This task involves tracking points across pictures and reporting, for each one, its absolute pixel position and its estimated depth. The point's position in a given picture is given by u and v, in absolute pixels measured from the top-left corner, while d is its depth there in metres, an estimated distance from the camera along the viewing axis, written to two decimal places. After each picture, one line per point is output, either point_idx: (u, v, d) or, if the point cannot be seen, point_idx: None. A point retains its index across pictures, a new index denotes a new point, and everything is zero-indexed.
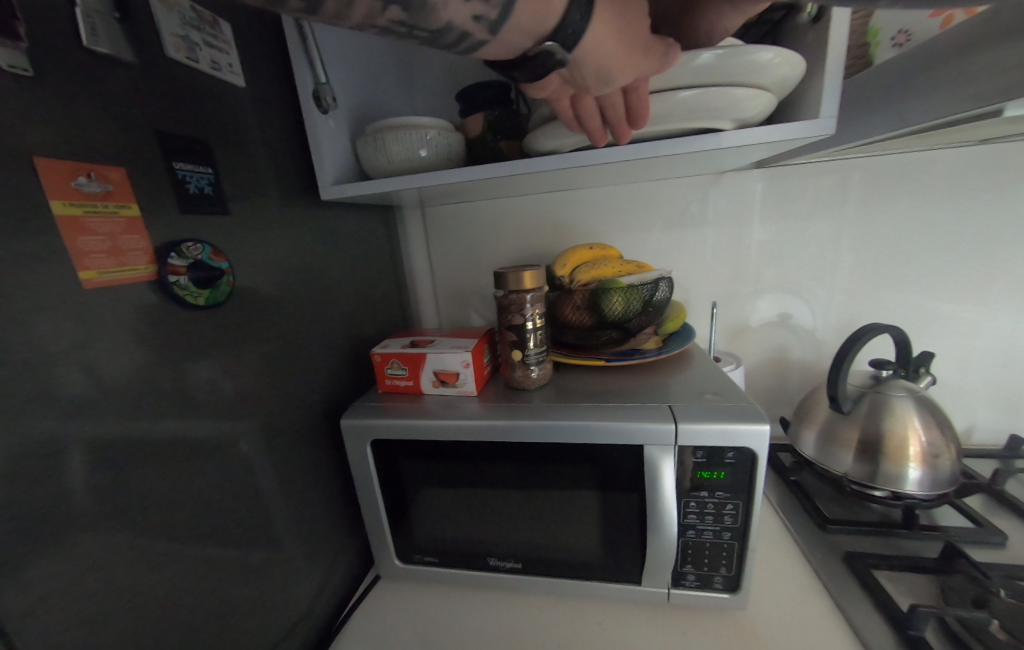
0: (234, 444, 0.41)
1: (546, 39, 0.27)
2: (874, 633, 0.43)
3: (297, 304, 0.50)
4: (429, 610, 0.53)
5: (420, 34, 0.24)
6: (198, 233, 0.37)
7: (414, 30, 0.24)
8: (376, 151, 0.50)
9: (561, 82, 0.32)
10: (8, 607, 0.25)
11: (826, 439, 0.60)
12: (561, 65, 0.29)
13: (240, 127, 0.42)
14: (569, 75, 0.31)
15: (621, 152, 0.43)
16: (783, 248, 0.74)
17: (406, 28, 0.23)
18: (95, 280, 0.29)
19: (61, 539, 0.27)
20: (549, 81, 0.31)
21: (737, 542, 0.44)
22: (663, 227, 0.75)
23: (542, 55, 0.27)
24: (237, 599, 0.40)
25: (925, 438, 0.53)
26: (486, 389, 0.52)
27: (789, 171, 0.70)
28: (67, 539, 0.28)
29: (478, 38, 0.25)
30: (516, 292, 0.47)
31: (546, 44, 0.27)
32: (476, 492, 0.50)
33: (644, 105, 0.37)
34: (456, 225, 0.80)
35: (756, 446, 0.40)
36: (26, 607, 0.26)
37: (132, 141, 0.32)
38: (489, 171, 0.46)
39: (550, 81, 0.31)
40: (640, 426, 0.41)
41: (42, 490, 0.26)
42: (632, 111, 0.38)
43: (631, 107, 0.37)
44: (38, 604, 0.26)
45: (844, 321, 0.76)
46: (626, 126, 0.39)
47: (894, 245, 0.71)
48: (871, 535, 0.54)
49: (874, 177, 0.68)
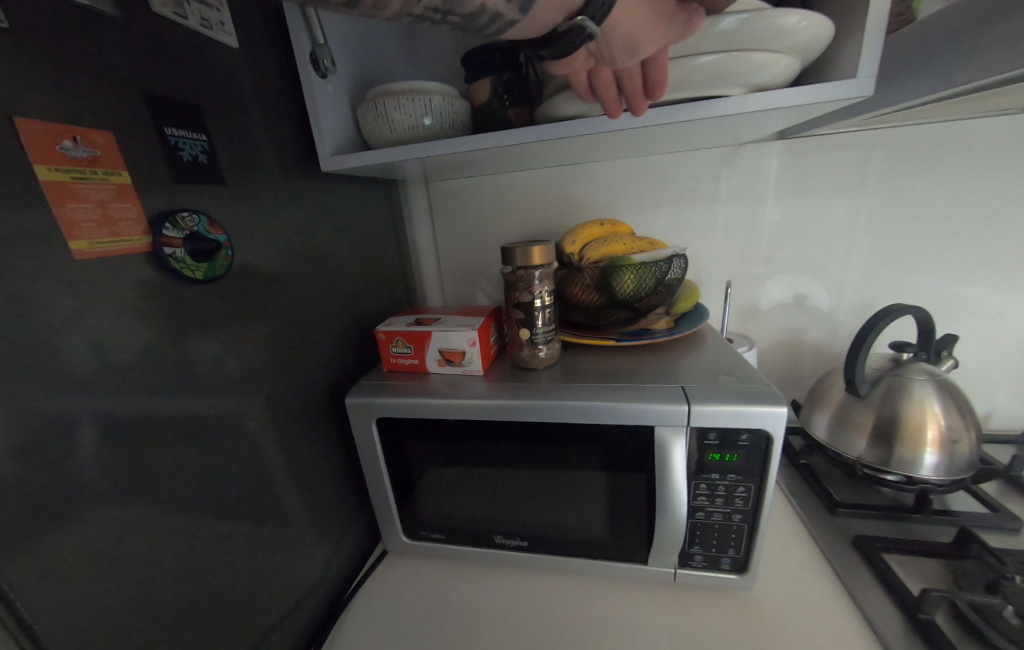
0: (239, 421, 0.40)
1: (577, 13, 0.27)
2: (882, 615, 0.43)
3: (300, 280, 0.49)
4: (436, 586, 0.53)
5: (454, 19, 0.24)
6: (194, 204, 0.35)
7: (448, 15, 0.24)
8: (378, 119, 0.48)
9: (586, 58, 0.32)
10: (18, 582, 0.25)
11: (840, 423, 0.58)
12: (591, 39, 0.28)
13: (234, 93, 0.40)
14: (596, 49, 0.31)
15: (643, 118, 0.40)
16: (803, 225, 0.70)
17: (440, 15, 0.24)
18: (87, 251, 0.28)
19: (69, 514, 0.27)
20: (575, 58, 0.31)
21: (746, 524, 0.44)
22: (677, 203, 0.72)
23: (572, 31, 0.27)
24: (246, 572, 0.40)
25: (945, 423, 0.52)
26: (492, 368, 0.51)
27: (812, 143, 0.66)
28: (77, 513, 0.27)
29: (508, 16, 0.25)
30: (524, 268, 0.45)
31: (578, 19, 0.27)
32: (482, 471, 0.49)
33: (662, 79, 0.35)
34: (461, 201, 0.78)
35: (772, 428, 0.39)
36: (36, 581, 0.26)
37: (120, 103, 0.30)
38: (496, 139, 0.43)
39: (576, 58, 0.31)
40: (651, 407, 0.40)
41: (47, 465, 0.26)
42: (650, 84, 0.35)
43: (649, 79, 0.35)
44: (49, 578, 0.26)
45: (862, 303, 0.73)
46: (643, 98, 0.37)
47: (921, 223, 0.67)
48: (881, 519, 0.54)
49: (904, 149, 0.64)
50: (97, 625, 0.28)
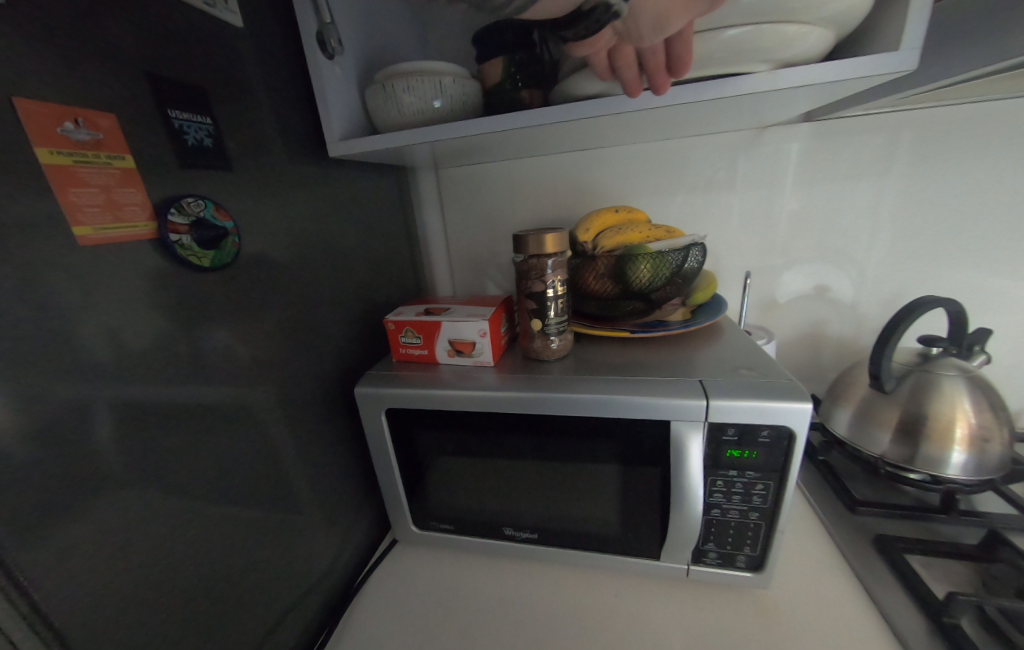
0: (251, 411, 0.40)
1: None
2: (904, 618, 0.41)
3: (310, 269, 0.48)
4: (446, 576, 0.54)
5: None
6: (201, 189, 0.35)
7: None
8: (387, 102, 0.46)
9: (611, 36, 0.31)
10: (34, 570, 0.25)
11: (862, 419, 0.56)
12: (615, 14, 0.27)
13: (240, 75, 0.39)
14: (622, 27, 0.30)
15: (666, 97, 0.37)
16: (827, 213, 0.67)
17: None
18: (91, 236, 0.28)
19: (84, 503, 0.27)
20: (600, 37, 0.31)
21: (764, 522, 0.42)
22: (695, 189, 0.69)
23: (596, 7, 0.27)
24: (259, 559, 0.41)
25: (975, 421, 0.49)
26: (503, 360, 0.50)
27: (839, 126, 0.63)
28: (91, 502, 0.27)
29: None
30: (537, 257, 0.44)
31: None
32: (492, 463, 0.49)
33: (687, 52, 0.33)
34: (472, 188, 0.77)
35: (796, 425, 0.37)
36: (52, 569, 0.26)
37: (123, 86, 0.29)
38: (509, 121, 0.41)
39: (600, 36, 0.31)
40: (667, 401, 0.39)
41: (60, 454, 0.26)
42: (674, 60, 0.33)
43: (674, 54, 0.33)
44: (65, 565, 0.26)
45: (888, 295, 0.70)
46: (667, 74, 0.34)
47: (955, 210, 0.64)
48: (904, 519, 0.52)
49: (940, 131, 0.60)
50: (113, 612, 0.29)
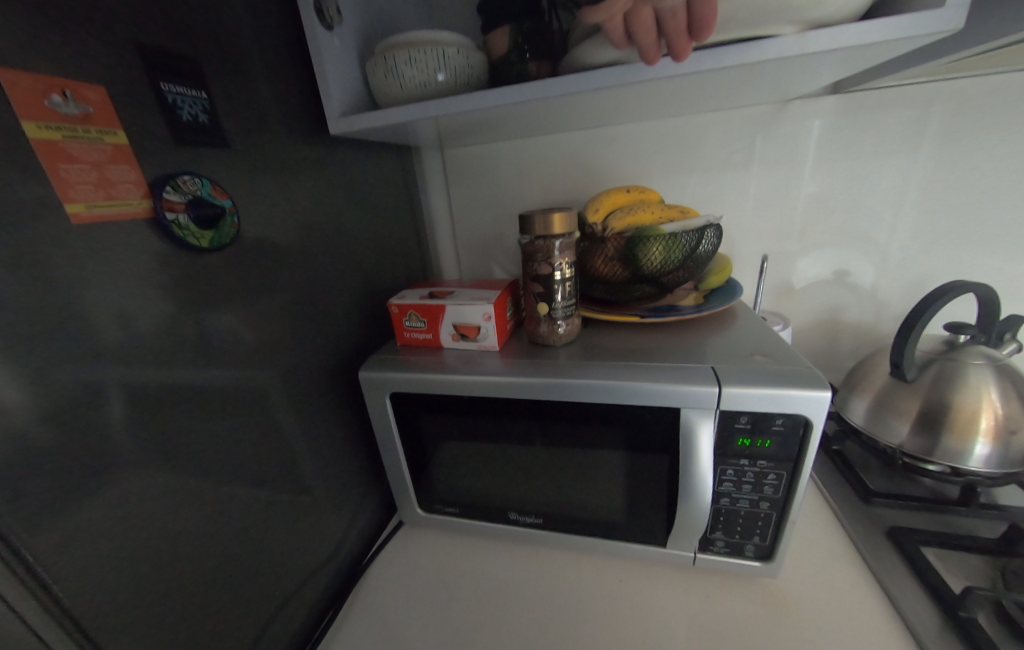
0: (256, 394, 0.40)
1: None
2: (917, 611, 0.40)
3: (313, 251, 0.47)
4: (451, 558, 0.54)
5: None
6: (197, 167, 0.34)
7: None
8: (389, 76, 0.44)
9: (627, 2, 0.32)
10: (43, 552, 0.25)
11: (880, 408, 0.54)
12: None
13: (235, 47, 0.37)
14: None
15: (686, 65, 0.35)
16: (850, 194, 0.64)
17: None
18: (84, 214, 0.27)
19: (92, 486, 0.27)
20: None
21: (775, 512, 0.41)
22: (709, 169, 0.66)
23: None
24: (267, 540, 0.41)
25: (1002, 412, 0.47)
26: (509, 344, 0.49)
27: (867, 99, 0.59)
28: (101, 484, 0.28)
29: None
30: (543, 238, 0.42)
31: None
32: (498, 449, 0.48)
33: (711, 16, 0.31)
34: (478, 169, 0.75)
35: (812, 414, 0.36)
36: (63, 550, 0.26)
37: (113, 57, 0.28)
38: (516, 93, 0.39)
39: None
40: (678, 388, 0.38)
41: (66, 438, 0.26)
42: (697, 22, 0.31)
43: (696, 16, 0.31)
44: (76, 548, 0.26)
45: (912, 281, 0.67)
46: (687, 39, 0.32)
47: (990, 190, 0.60)
48: (920, 511, 0.51)
49: (976, 104, 0.56)
50: (123, 591, 0.29)
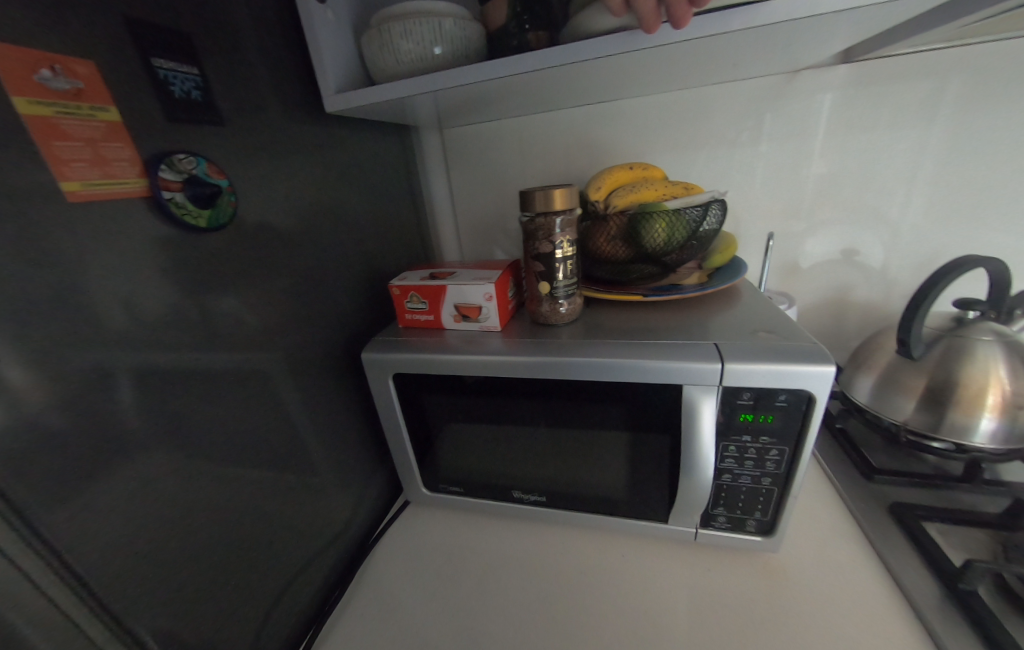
0: (261, 375, 0.40)
1: None
2: (918, 583, 0.41)
3: (313, 233, 0.47)
4: (457, 535, 0.56)
5: None
6: (191, 144, 0.33)
7: None
8: (385, 50, 0.43)
9: None
10: (60, 530, 0.25)
11: (885, 386, 0.54)
12: None
13: (226, 21, 0.36)
14: None
15: (686, 31, 0.34)
16: (862, 169, 0.62)
17: None
18: (81, 192, 0.26)
19: (104, 465, 0.27)
20: None
21: (776, 487, 0.42)
22: (717, 147, 0.65)
23: None
24: (275, 517, 0.42)
25: (1010, 388, 0.47)
26: (511, 324, 0.49)
27: (881, 69, 0.57)
28: (112, 463, 0.28)
29: None
30: (544, 216, 0.42)
31: None
32: (501, 428, 0.49)
33: None
34: (479, 149, 0.73)
35: (816, 389, 0.35)
36: (81, 529, 0.26)
37: (102, 31, 0.27)
38: (515, 63, 0.38)
39: None
40: (679, 364, 0.37)
41: (78, 418, 0.26)
42: None
43: None
44: (92, 526, 0.27)
45: (922, 258, 0.66)
46: (687, 4, 0.32)
47: (1009, 162, 0.58)
48: (923, 487, 0.51)
49: (996, 71, 0.54)
50: (138, 565, 0.30)
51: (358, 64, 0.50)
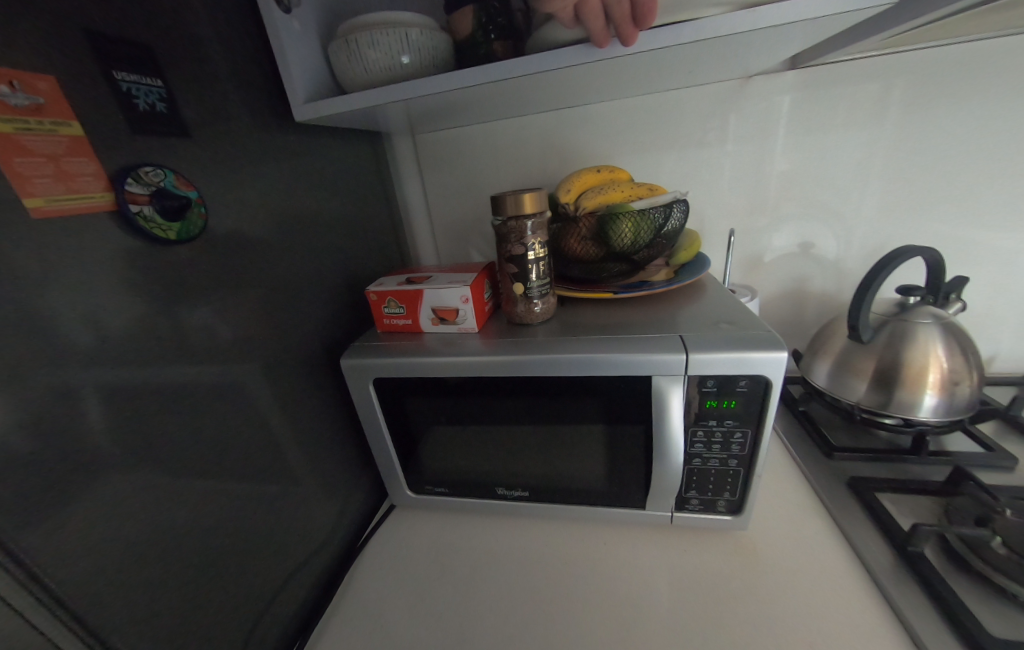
0: (238, 386, 0.40)
1: None
2: (873, 550, 0.44)
3: (286, 242, 0.47)
4: (443, 534, 0.56)
5: None
6: (158, 157, 0.33)
7: None
8: (353, 60, 0.44)
9: None
10: (37, 551, 0.25)
11: (840, 369, 0.58)
12: None
13: (189, 32, 0.36)
14: None
15: (635, 47, 0.36)
16: (814, 168, 0.67)
17: None
18: (45, 208, 0.26)
19: (81, 483, 0.27)
20: None
21: (742, 468, 0.44)
22: (680, 148, 0.68)
23: None
24: (258, 528, 0.42)
25: (946, 365, 0.51)
26: (488, 325, 0.50)
27: (828, 74, 0.61)
28: (89, 481, 0.28)
29: None
30: (516, 219, 0.43)
31: None
32: (482, 427, 0.50)
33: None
34: (452, 154, 0.74)
35: (772, 374, 0.38)
36: (57, 550, 0.26)
37: (61, 46, 0.27)
38: (482, 72, 0.39)
39: None
40: (648, 356, 0.40)
41: (51, 437, 0.26)
42: (639, 10, 0.33)
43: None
44: (68, 547, 0.27)
45: (870, 250, 0.71)
46: (633, 26, 0.34)
47: (942, 159, 0.63)
48: (877, 461, 0.55)
49: (928, 76, 0.59)
50: (118, 584, 0.29)
51: (327, 73, 0.50)
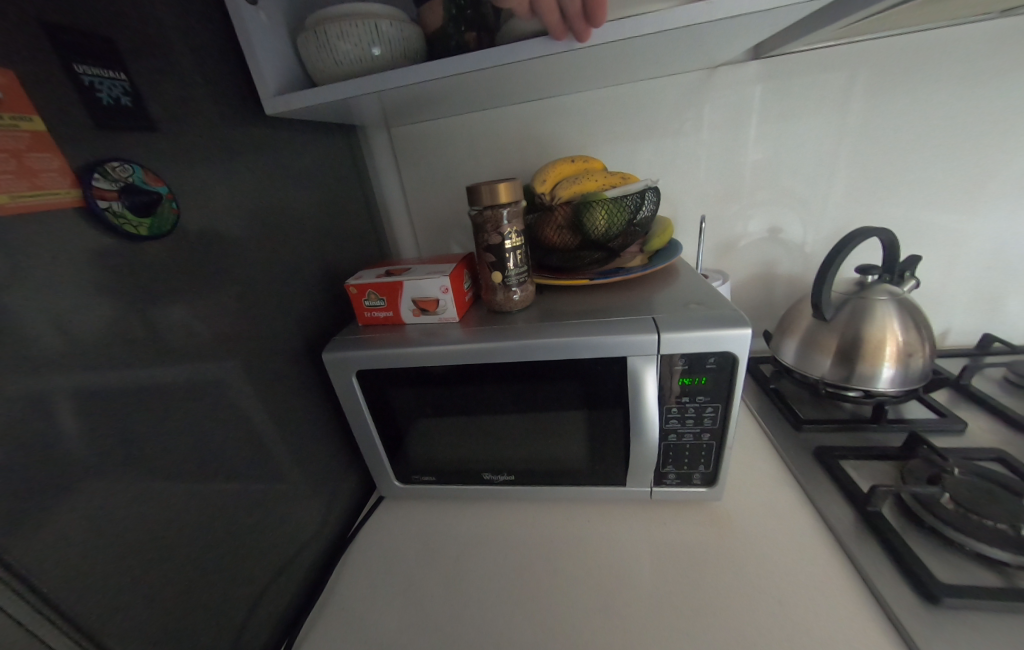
0: (219, 383, 0.40)
1: None
2: (836, 512, 0.47)
3: (262, 237, 0.47)
4: (432, 521, 0.57)
5: None
6: (124, 152, 0.33)
7: None
8: (324, 52, 0.44)
9: None
10: (21, 554, 0.25)
11: (807, 346, 0.61)
12: None
13: (151, 24, 0.36)
14: None
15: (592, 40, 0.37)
16: (779, 155, 0.69)
17: None
18: (10, 205, 0.26)
19: (64, 484, 0.27)
20: None
21: (714, 441, 0.47)
22: (652, 137, 0.70)
23: None
24: (245, 522, 0.42)
25: (901, 339, 0.55)
26: (468, 315, 0.51)
27: (789, 63, 0.63)
28: (73, 483, 0.28)
29: None
30: (492, 208, 0.44)
31: None
32: (466, 414, 0.51)
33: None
34: (428, 147, 0.74)
35: (738, 350, 0.40)
36: (43, 551, 0.26)
37: (19, 39, 0.26)
38: (454, 63, 0.39)
39: None
40: (622, 337, 0.41)
41: (30, 439, 0.26)
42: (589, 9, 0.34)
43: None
44: (54, 548, 0.27)
45: (833, 233, 0.74)
46: (585, 23, 0.35)
47: (896, 145, 0.67)
48: (841, 431, 0.58)
49: (881, 65, 0.62)
50: (108, 583, 0.29)
51: (296, 66, 0.49)
